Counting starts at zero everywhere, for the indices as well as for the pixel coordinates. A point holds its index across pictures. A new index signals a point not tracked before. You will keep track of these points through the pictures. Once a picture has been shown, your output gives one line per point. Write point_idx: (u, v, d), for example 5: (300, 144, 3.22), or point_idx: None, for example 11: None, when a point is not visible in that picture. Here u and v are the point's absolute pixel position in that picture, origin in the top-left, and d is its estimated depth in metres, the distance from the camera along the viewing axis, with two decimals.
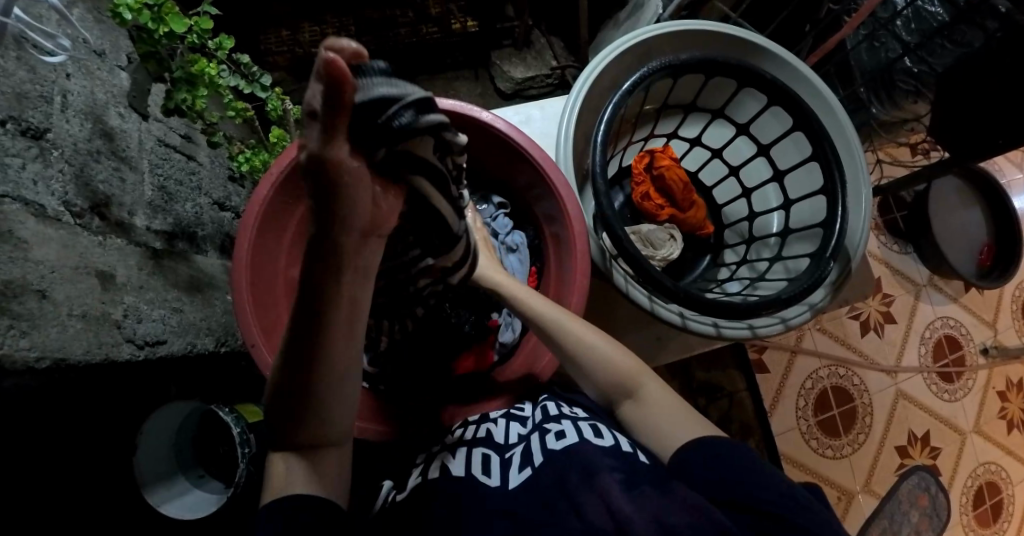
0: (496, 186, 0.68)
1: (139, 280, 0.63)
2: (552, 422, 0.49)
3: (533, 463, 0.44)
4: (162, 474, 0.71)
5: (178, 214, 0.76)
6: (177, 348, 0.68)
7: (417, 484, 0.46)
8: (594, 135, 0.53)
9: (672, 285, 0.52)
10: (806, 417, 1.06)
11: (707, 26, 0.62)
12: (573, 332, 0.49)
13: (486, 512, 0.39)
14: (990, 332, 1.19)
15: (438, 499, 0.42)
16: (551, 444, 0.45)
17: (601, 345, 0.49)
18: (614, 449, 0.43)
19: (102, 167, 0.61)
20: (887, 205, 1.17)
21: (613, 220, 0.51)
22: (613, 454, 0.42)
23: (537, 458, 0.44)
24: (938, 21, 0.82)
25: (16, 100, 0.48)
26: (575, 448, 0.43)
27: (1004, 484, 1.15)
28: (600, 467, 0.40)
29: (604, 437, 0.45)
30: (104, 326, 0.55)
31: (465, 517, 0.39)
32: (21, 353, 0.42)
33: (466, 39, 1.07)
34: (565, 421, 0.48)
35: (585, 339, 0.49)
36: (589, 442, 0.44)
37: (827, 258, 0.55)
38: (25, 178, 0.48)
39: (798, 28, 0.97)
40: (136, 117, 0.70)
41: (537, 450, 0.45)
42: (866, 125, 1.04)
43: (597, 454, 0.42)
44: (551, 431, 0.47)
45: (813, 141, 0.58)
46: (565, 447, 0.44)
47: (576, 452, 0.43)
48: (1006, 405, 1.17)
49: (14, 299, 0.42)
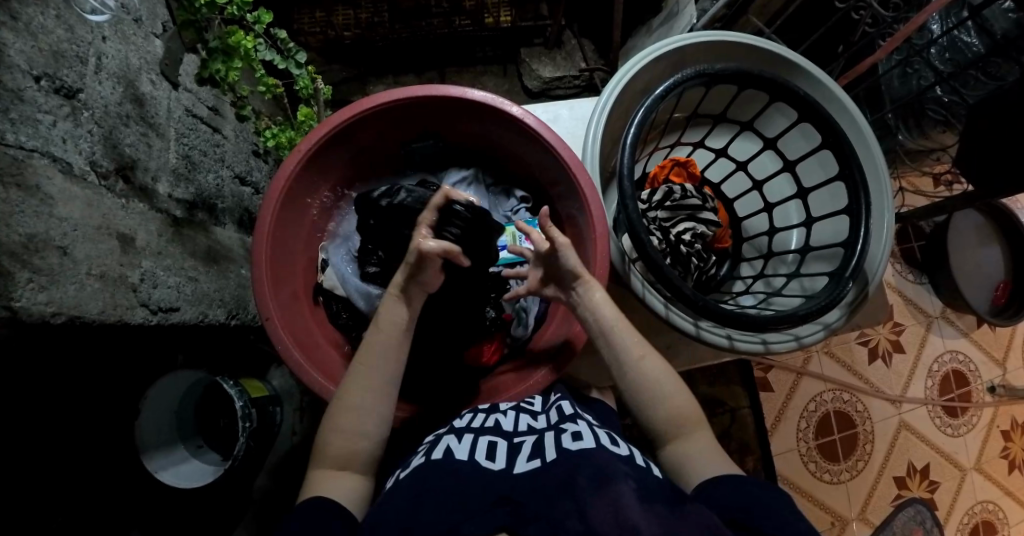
0: (520, 181, 0.69)
1: (157, 246, 0.64)
2: (568, 422, 0.46)
3: (543, 457, 0.40)
4: (164, 442, 0.73)
5: (200, 184, 0.77)
6: (190, 316, 0.68)
7: (419, 464, 0.42)
8: (624, 137, 0.52)
9: (692, 295, 0.51)
10: (806, 439, 1.05)
11: (742, 38, 0.62)
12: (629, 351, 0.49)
13: (481, 498, 0.35)
14: (998, 371, 1.17)
15: (440, 476, 0.39)
16: (566, 444, 0.42)
17: (659, 374, 0.47)
18: (628, 459, 0.41)
19: (130, 132, 0.61)
20: (905, 234, 1.17)
21: (636, 223, 0.51)
22: (630, 465, 0.39)
23: (549, 454, 0.41)
24: (972, 53, 0.83)
25: (52, 58, 0.49)
26: (591, 453, 0.40)
27: (1001, 525, 1.13)
28: (616, 476, 0.36)
29: (619, 445, 0.43)
30: (121, 288, 0.55)
31: (464, 494, 0.36)
32: (39, 307, 0.42)
33: (498, 34, 1.06)
34: (582, 423, 0.46)
35: (643, 371, 0.47)
36: (605, 448, 0.41)
37: (846, 278, 0.54)
38: (55, 135, 0.48)
39: (830, 49, 0.97)
40: (167, 85, 0.70)
41: (550, 446, 0.42)
42: (891, 151, 1.03)
43: (612, 461, 0.39)
44: (568, 431, 0.44)
45: (842, 162, 0.58)
46: (580, 449, 0.40)
47: (590, 455, 0.39)
48: (1008, 446, 1.16)
49: (35, 254, 0.43)
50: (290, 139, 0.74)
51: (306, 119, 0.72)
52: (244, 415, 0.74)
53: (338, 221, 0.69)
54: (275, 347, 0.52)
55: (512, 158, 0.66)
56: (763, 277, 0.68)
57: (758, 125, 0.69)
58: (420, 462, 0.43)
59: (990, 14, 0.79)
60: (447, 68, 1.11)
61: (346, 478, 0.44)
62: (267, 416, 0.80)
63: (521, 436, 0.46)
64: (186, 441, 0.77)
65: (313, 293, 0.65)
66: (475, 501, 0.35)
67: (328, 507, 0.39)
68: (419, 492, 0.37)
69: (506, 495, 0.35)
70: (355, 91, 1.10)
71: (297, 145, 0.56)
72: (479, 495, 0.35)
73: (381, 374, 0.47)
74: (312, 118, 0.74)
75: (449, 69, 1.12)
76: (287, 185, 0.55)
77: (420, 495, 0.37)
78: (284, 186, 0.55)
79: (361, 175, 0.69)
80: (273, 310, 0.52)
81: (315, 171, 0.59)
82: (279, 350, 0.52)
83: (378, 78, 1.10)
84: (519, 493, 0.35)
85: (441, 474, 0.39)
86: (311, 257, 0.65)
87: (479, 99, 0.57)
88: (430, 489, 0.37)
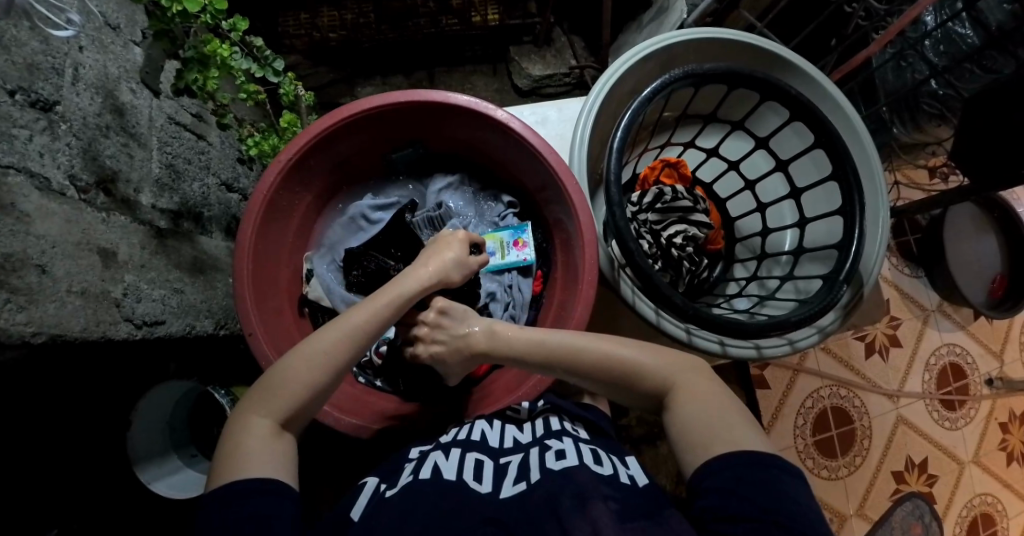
0: (508, 186, 0.68)
1: (140, 259, 0.62)
2: (553, 439, 0.46)
3: (529, 479, 0.40)
4: (155, 453, 0.72)
5: (185, 193, 0.75)
6: (176, 329, 0.67)
7: (406, 484, 0.40)
8: (611, 140, 0.51)
9: (682, 303, 0.50)
10: (804, 436, 1.05)
11: (733, 36, 0.61)
12: (596, 352, 0.49)
13: (468, 520, 0.34)
14: (996, 363, 1.17)
15: (431, 493, 0.38)
16: (549, 463, 0.41)
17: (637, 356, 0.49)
18: (611, 479, 0.40)
19: (110, 143, 0.60)
20: (901, 228, 1.16)
21: (626, 231, 0.50)
22: (613, 485, 0.39)
23: (534, 475, 0.40)
24: (966, 44, 0.80)
25: (27, 71, 0.48)
26: (573, 472, 0.39)
27: (1000, 517, 1.14)
28: (593, 494, 0.36)
29: (603, 465, 0.42)
30: (104, 304, 0.54)
31: (454, 513, 0.35)
32: (17, 327, 0.41)
33: (486, 32, 1.05)
34: (567, 440, 0.45)
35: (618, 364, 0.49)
36: (588, 467, 0.41)
37: (841, 281, 0.53)
38: (31, 150, 0.47)
39: (823, 43, 0.96)
40: (148, 93, 0.69)
41: (535, 466, 0.41)
42: (886, 145, 1.02)
43: (593, 481, 0.38)
44: (551, 450, 0.44)
45: (835, 161, 0.57)
46: (563, 467, 0.40)
47: (572, 475, 0.39)
48: (1006, 438, 1.16)
49: (13, 273, 0.42)
50: (275, 146, 0.72)
51: (289, 126, 0.71)
52: None
53: (323, 230, 0.68)
54: (258, 362, 0.51)
55: (500, 163, 0.65)
56: (757, 279, 0.67)
57: (750, 124, 0.68)
58: (408, 481, 0.41)
59: (985, 5, 0.78)
60: (436, 68, 1.10)
61: (279, 440, 0.43)
62: None
63: (507, 454, 0.45)
64: (179, 450, 0.76)
65: (299, 304, 0.64)
66: (460, 527, 0.34)
67: (261, 482, 0.37)
68: (404, 506, 0.36)
69: (493, 517, 0.35)
70: (344, 93, 1.08)
71: (278, 155, 0.54)
72: (465, 518, 0.35)
73: (348, 341, 0.46)
74: (296, 124, 0.72)
75: (438, 69, 1.10)
76: (269, 196, 0.54)
77: (407, 510, 0.36)
78: (265, 197, 0.54)
79: (346, 181, 0.68)
80: (257, 326, 0.51)
81: (296, 180, 0.58)
82: (263, 365, 0.51)
83: (366, 79, 1.09)
84: (509, 518, 0.35)
85: (430, 489, 0.38)
86: (296, 268, 0.64)
87: (462, 104, 0.55)
88: (417, 505, 0.36)
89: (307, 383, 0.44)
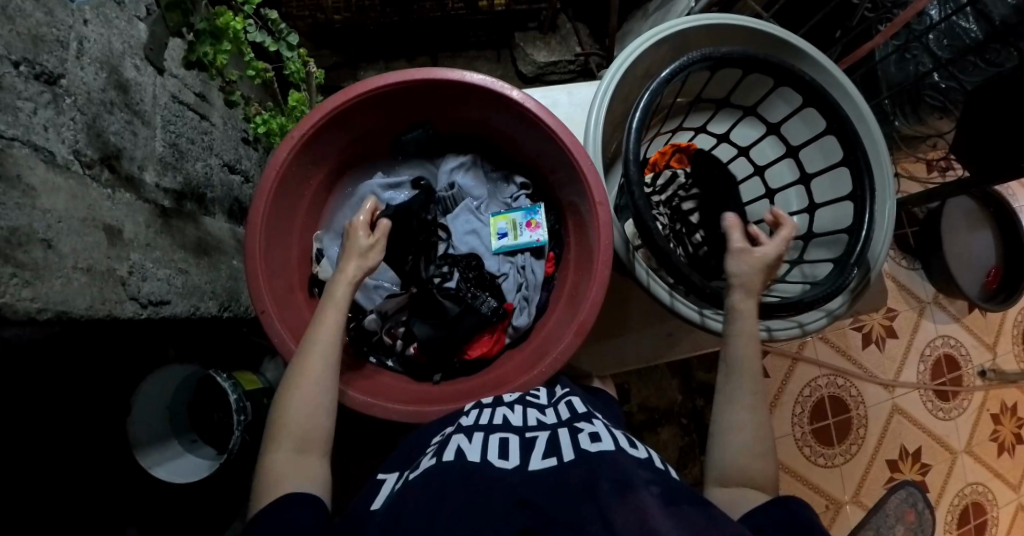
0: (520, 167, 0.68)
1: (146, 238, 0.62)
2: (582, 422, 0.45)
3: (561, 457, 0.39)
4: (158, 436, 0.71)
5: (189, 173, 0.74)
6: (181, 309, 0.66)
7: (429, 465, 0.40)
8: (629, 120, 0.51)
9: (700, 284, 0.50)
10: (801, 424, 1.06)
11: (746, 21, 0.61)
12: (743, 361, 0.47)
13: (498, 500, 0.34)
14: (989, 355, 1.19)
15: (461, 477, 0.37)
16: (583, 445, 0.41)
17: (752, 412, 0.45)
18: (649, 463, 0.39)
19: (114, 119, 0.59)
20: (899, 220, 1.17)
21: (644, 209, 0.50)
22: (650, 469, 0.38)
23: (567, 454, 0.39)
24: (971, 38, 0.82)
25: (31, 42, 0.46)
26: (609, 456, 0.39)
27: (990, 506, 1.16)
28: (635, 481, 0.35)
29: (638, 449, 0.42)
30: (110, 282, 0.53)
31: (483, 493, 0.34)
32: (23, 303, 0.40)
33: (492, 17, 1.04)
34: (598, 423, 0.45)
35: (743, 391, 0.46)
36: (625, 451, 0.40)
37: (852, 264, 0.54)
38: (36, 123, 0.46)
39: (828, 34, 0.96)
40: (152, 70, 0.67)
41: (566, 446, 0.41)
42: (888, 138, 1.02)
43: (632, 465, 0.38)
44: (584, 432, 0.43)
45: (846, 146, 0.57)
46: (598, 451, 0.39)
47: (609, 461, 0.38)
48: (998, 429, 1.18)
49: (19, 248, 0.41)
50: (282, 126, 0.71)
51: (297, 104, 0.70)
52: (239, 409, 0.72)
53: (334, 209, 0.67)
54: (271, 340, 0.51)
55: (513, 144, 0.64)
56: None
57: (760, 110, 0.68)
58: (431, 463, 0.41)
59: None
60: (440, 54, 1.10)
61: (306, 467, 0.41)
62: (262, 409, 0.79)
63: (533, 431, 0.45)
64: (180, 435, 0.76)
65: (308, 284, 0.63)
66: (491, 510, 0.33)
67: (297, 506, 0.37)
68: (431, 493, 0.35)
69: (525, 496, 0.34)
70: (347, 77, 1.07)
71: (290, 132, 0.54)
72: (496, 498, 0.34)
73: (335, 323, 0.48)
74: (304, 103, 0.72)
75: (443, 54, 1.10)
76: (281, 173, 0.53)
77: (436, 496, 0.35)
78: (277, 174, 0.53)
79: (356, 161, 0.67)
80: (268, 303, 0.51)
81: (308, 158, 0.57)
82: (276, 343, 0.50)
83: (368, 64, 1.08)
84: (537, 496, 0.34)
85: (457, 472, 0.37)
86: (306, 248, 0.64)
87: (475, 82, 0.55)
88: (444, 489, 0.35)
89: (314, 391, 0.44)
